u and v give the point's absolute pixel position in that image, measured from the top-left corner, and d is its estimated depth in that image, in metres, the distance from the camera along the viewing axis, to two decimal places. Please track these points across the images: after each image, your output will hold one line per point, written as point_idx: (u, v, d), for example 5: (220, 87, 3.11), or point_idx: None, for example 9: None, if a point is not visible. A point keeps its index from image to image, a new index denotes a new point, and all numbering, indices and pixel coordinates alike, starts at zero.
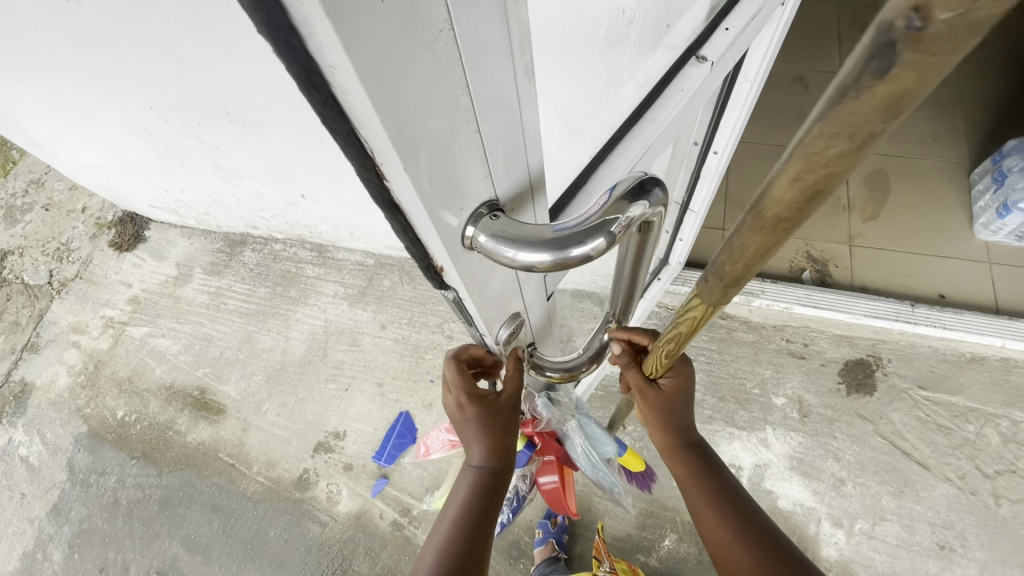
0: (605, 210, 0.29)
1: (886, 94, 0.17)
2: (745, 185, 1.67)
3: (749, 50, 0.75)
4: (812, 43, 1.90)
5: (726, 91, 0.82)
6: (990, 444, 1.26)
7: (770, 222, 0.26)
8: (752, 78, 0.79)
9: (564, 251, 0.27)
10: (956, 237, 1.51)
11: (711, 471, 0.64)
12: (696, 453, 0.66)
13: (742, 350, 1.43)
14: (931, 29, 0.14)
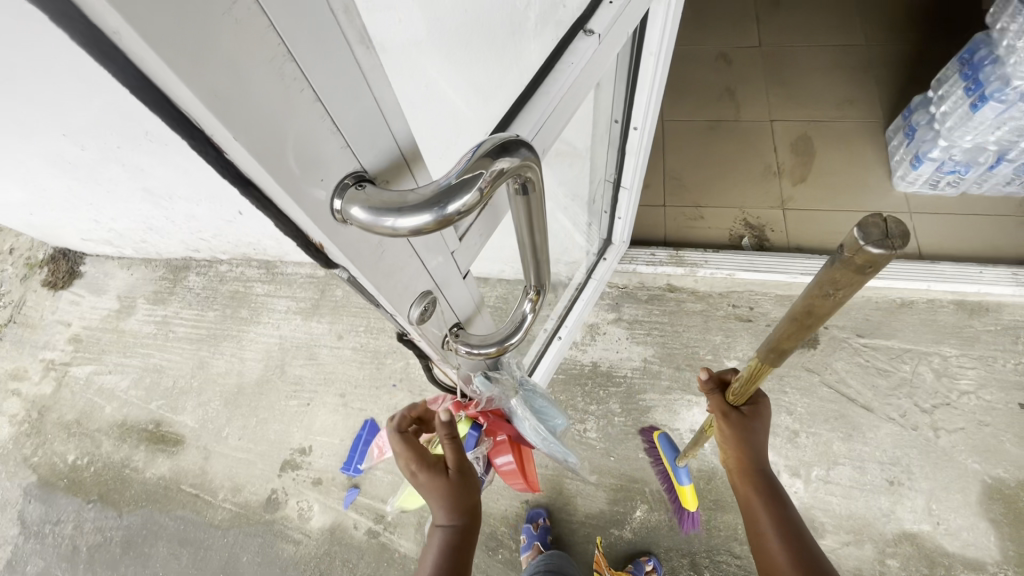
0: (471, 167, 0.30)
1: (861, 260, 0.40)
2: (680, 161, 1.73)
3: (651, 26, 0.78)
4: (731, 20, 1.99)
5: (634, 64, 0.85)
6: (925, 381, 1.34)
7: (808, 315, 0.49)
8: (654, 51, 0.82)
9: (438, 211, 0.28)
10: (878, 191, 1.60)
11: (778, 502, 0.67)
12: (764, 482, 0.68)
13: (692, 320, 1.49)
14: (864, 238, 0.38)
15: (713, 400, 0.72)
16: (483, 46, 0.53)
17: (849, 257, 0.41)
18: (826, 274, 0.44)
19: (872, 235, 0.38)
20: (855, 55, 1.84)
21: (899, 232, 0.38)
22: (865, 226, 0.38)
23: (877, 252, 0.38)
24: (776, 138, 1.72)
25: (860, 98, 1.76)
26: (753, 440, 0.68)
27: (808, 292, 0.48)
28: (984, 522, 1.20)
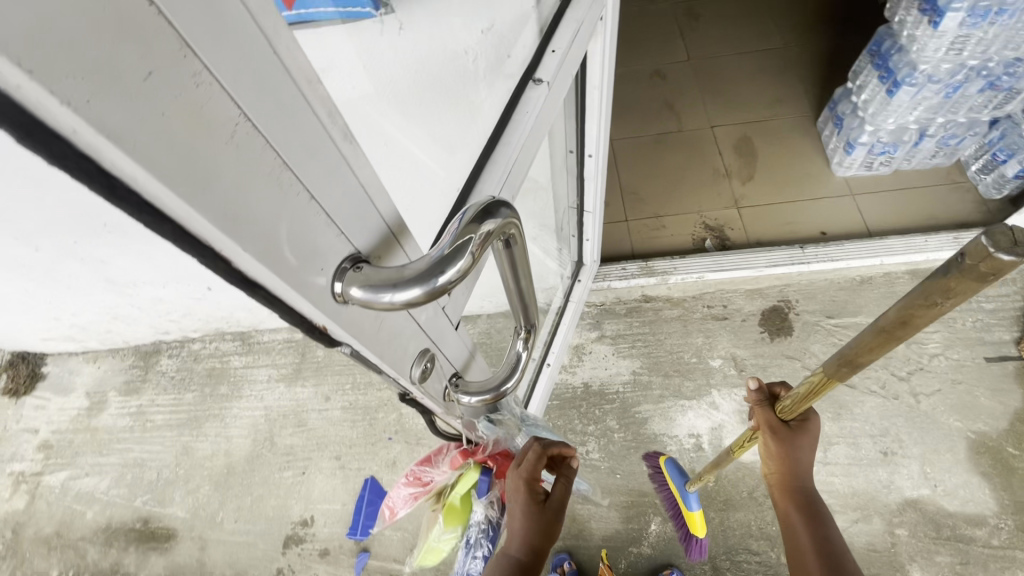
0: (460, 233, 0.32)
1: (991, 268, 0.35)
2: (635, 175, 1.80)
3: (591, 71, 0.84)
4: (658, 39, 2.11)
5: (581, 107, 0.91)
6: (897, 350, 1.41)
7: (901, 324, 0.44)
8: (598, 85, 0.87)
9: (431, 281, 0.30)
10: (819, 178, 1.70)
11: (818, 521, 0.71)
12: (804, 500, 0.73)
13: (672, 326, 1.53)
14: (995, 245, 0.34)
15: (761, 413, 0.72)
16: (440, 107, 0.56)
17: (970, 265, 0.36)
18: (931, 282, 0.39)
19: (1001, 241, 0.34)
20: (776, 57, 1.98)
21: None
22: (991, 233, 0.34)
23: (1007, 260, 0.34)
24: (719, 142, 1.82)
25: (788, 95, 1.88)
26: (798, 459, 0.71)
27: (904, 301, 0.42)
28: (976, 477, 1.25)
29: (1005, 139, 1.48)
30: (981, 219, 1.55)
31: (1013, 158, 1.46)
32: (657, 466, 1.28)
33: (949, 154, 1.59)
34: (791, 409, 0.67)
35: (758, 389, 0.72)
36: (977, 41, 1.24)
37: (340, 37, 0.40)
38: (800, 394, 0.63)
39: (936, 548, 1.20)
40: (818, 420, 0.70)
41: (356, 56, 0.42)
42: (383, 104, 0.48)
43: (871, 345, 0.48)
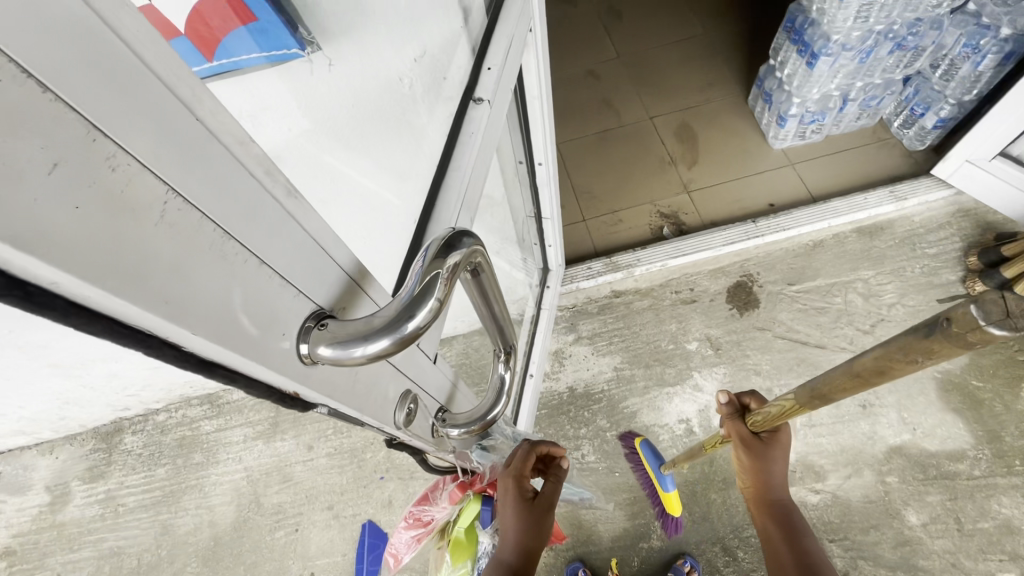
0: (424, 273, 0.31)
1: (978, 339, 0.35)
2: (586, 175, 1.83)
3: (530, 83, 0.85)
4: (586, 41, 2.15)
5: (525, 120, 0.92)
6: (858, 306, 1.46)
7: (878, 374, 0.44)
8: (537, 95, 0.87)
9: (400, 330, 0.29)
10: (759, 153, 1.76)
11: (795, 534, 0.74)
12: (781, 514, 0.76)
13: (645, 317, 1.54)
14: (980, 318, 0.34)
15: (733, 426, 0.75)
16: (386, 136, 0.55)
17: (955, 331, 0.36)
18: (911, 339, 0.39)
19: (992, 314, 0.33)
20: (700, 44, 2.05)
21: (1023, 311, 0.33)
22: (982, 303, 0.33)
23: (997, 334, 0.33)
24: (660, 132, 1.87)
25: (717, 79, 1.95)
26: (770, 470, 0.74)
27: (881, 351, 0.42)
28: (949, 414, 1.31)
29: (920, 94, 1.57)
30: (911, 170, 1.63)
31: (930, 110, 1.56)
32: (632, 447, 1.32)
33: (873, 114, 1.68)
34: (760, 423, 0.70)
35: (728, 403, 0.76)
36: (880, 7, 1.32)
37: (272, 80, 0.39)
38: (770, 413, 0.66)
39: (925, 488, 1.24)
40: (788, 432, 0.74)
41: (291, 97, 0.41)
42: (326, 141, 0.46)
43: (842, 386, 0.48)
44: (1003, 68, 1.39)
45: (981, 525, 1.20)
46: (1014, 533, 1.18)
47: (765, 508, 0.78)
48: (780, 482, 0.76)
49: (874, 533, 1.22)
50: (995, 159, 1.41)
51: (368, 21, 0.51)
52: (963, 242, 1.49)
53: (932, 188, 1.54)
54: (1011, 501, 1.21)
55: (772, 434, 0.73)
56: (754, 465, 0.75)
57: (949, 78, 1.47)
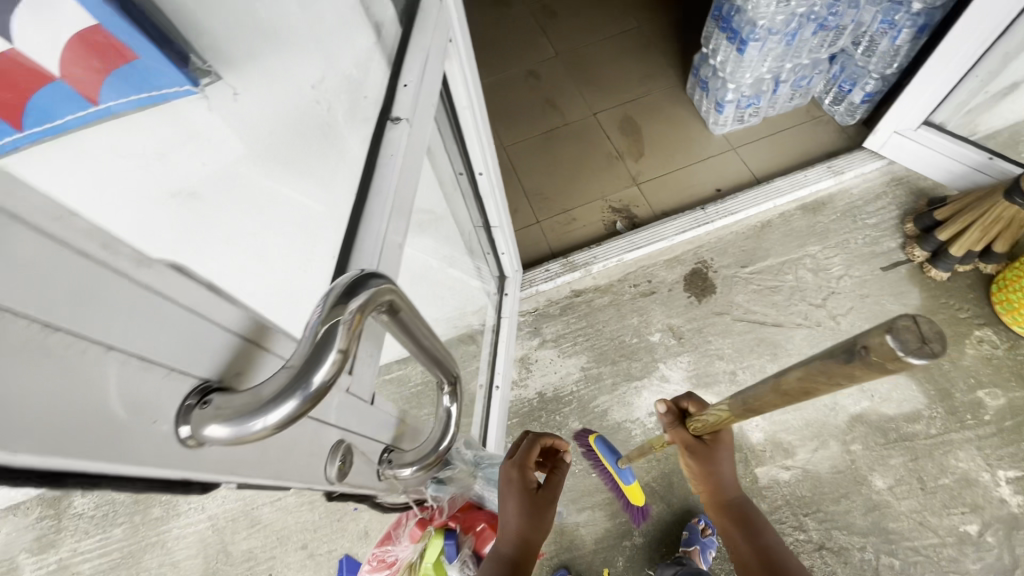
0: (325, 318, 0.30)
1: (895, 365, 0.36)
2: (535, 176, 1.82)
3: (458, 92, 0.83)
4: (524, 41, 2.14)
5: (457, 129, 0.90)
6: (808, 281, 1.50)
7: (804, 391, 0.45)
8: (467, 105, 0.85)
9: (307, 383, 0.27)
10: (701, 140, 1.79)
11: (753, 529, 0.76)
12: (738, 514, 0.78)
13: (607, 314, 1.54)
14: (891, 345, 0.35)
15: (676, 432, 0.76)
16: (302, 160, 0.58)
17: (871, 357, 0.37)
18: (833, 363, 0.40)
19: (909, 343, 0.34)
20: (636, 37, 2.07)
21: (932, 338, 0.34)
22: (898, 332, 0.34)
23: (915, 362, 0.34)
24: (604, 127, 1.87)
25: (655, 70, 1.97)
26: (719, 470, 0.75)
27: (806, 371, 0.43)
28: (903, 377, 1.35)
29: (846, 71, 1.63)
30: (845, 144, 1.69)
31: (856, 86, 1.62)
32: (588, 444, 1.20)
33: (804, 94, 1.73)
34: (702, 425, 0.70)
35: (668, 411, 0.77)
36: None
37: (160, 119, 0.41)
38: (707, 418, 0.67)
39: (887, 452, 1.28)
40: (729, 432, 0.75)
41: (184, 133, 0.43)
42: (234, 176, 0.49)
43: (773, 401, 0.49)
44: (919, 40, 1.45)
45: (942, 481, 1.24)
46: (972, 485, 1.23)
47: (722, 511, 0.79)
48: (730, 481, 0.77)
49: (844, 502, 1.25)
50: (920, 128, 1.47)
51: (271, 48, 0.52)
52: (899, 210, 1.55)
53: (866, 160, 1.60)
54: (966, 454, 1.26)
55: (716, 437, 0.75)
56: (702, 467, 0.75)
57: (871, 54, 1.53)
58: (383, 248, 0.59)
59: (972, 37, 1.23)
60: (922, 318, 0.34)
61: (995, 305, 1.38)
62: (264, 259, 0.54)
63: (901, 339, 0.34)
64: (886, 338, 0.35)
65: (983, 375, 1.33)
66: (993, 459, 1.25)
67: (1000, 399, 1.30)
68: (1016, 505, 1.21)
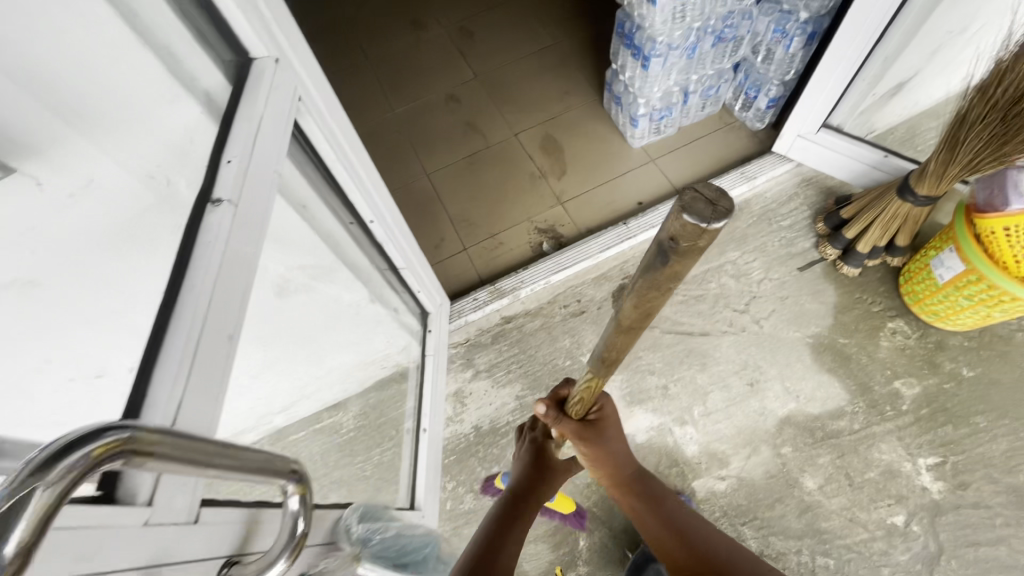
0: (13, 484, 0.28)
1: (706, 234, 0.41)
2: (459, 202, 1.79)
3: (321, 149, 0.77)
4: (442, 64, 2.13)
5: (331, 183, 0.84)
6: (731, 287, 1.53)
7: (648, 301, 0.52)
8: (336, 158, 0.80)
9: None
10: (622, 154, 1.80)
11: (655, 505, 0.91)
12: (643, 491, 0.93)
13: (538, 338, 1.53)
14: (689, 219, 0.40)
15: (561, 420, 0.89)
16: (141, 239, 0.56)
17: (682, 239, 0.42)
18: (661, 262, 0.46)
19: (704, 212, 0.40)
20: (552, 53, 2.08)
21: (718, 195, 0.41)
22: (691, 206, 0.40)
23: (717, 225, 0.40)
24: (526, 147, 1.87)
25: (573, 87, 1.98)
26: (610, 450, 0.91)
27: (644, 281, 0.49)
28: (825, 375, 1.39)
29: (750, 78, 1.67)
30: (757, 149, 1.73)
31: (761, 92, 1.66)
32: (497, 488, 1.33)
33: (714, 102, 1.76)
34: (581, 403, 0.83)
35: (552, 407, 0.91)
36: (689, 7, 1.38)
37: None
38: (584, 392, 0.80)
39: (815, 451, 1.31)
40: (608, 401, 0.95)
41: None
42: (64, 257, 0.49)
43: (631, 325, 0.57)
44: (811, 46, 1.49)
45: (868, 475, 1.27)
46: (896, 476, 1.27)
47: (629, 491, 0.94)
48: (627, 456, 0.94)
49: (779, 507, 1.26)
50: (820, 131, 1.52)
51: (89, 132, 0.53)
52: (809, 210, 1.59)
53: (776, 164, 1.64)
54: (888, 446, 1.30)
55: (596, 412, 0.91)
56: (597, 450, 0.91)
57: (769, 62, 1.57)
58: (196, 352, 0.49)
59: (852, 43, 1.27)
60: (701, 186, 0.40)
61: (904, 297, 1.43)
62: (137, 332, 0.53)
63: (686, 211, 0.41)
64: (682, 220, 0.41)
65: (899, 366, 1.37)
66: (913, 448, 1.29)
67: (916, 388, 1.34)
68: (937, 492, 1.24)
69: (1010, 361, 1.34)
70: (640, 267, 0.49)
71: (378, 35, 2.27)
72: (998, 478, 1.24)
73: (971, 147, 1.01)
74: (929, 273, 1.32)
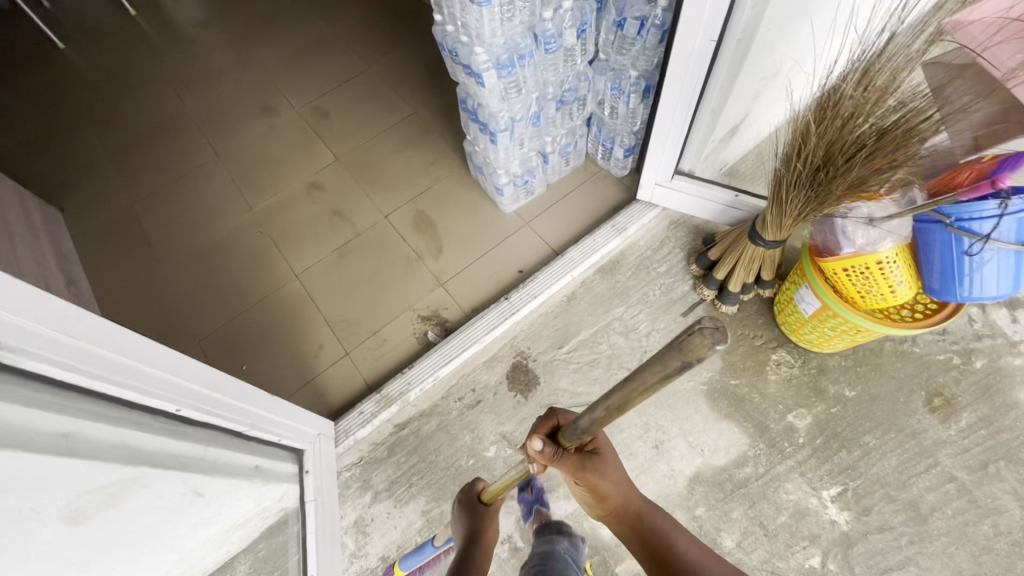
0: None
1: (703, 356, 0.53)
2: (334, 301, 1.66)
3: (76, 381, 0.65)
4: (299, 150, 2.01)
5: (110, 399, 0.72)
6: (621, 346, 1.50)
7: (654, 384, 0.59)
8: (89, 379, 0.66)
9: None
10: (495, 221, 1.75)
11: (652, 536, 0.92)
12: (639, 524, 0.94)
13: (437, 440, 1.42)
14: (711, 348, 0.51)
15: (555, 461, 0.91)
16: None
17: (688, 356, 0.53)
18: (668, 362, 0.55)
19: (715, 338, 0.50)
20: (413, 123, 2.01)
21: (714, 323, 0.51)
22: (705, 334, 0.50)
23: (719, 345, 0.51)
24: (398, 229, 1.78)
25: (438, 156, 1.92)
26: (608, 484, 0.93)
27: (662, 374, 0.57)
28: (724, 422, 1.38)
29: (603, 130, 1.67)
30: (625, 196, 1.74)
31: (616, 143, 1.67)
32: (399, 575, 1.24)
33: (576, 155, 1.76)
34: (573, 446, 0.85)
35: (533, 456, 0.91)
36: (520, 84, 1.36)
37: None
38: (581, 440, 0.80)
39: (727, 506, 1.29)
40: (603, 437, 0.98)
41: None
42: None
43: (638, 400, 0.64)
44: (648, 99, 1.52)
45: (780, 520, 1.27)
46: (806, 515, 1.27)
47: (626, 523, 0.95)
48: (627, 484, 0.97)
49: None
50: (674, 178, 1.54)
51: None
52: (682, 253, 1.61)
53: (643, 212, 1.65)
54: (794, 485, 1.30)
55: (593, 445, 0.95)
56: (595, 482, 0.93)
57: (615, 116, 1.59)
58: None
59: (675, 105, 1.30)
60: (704, 319, 0.50)
61: (781, 327, 1.46)
62: None
63: (704, 341, 0.50)
64: (707, 343, 0.51)
65: (789, 399, 1.39)
66: (816, 482, 1.30)
67: (807, 419, 1.36)
68: (845, 523, 1.25)
69: (884, 373, 1.39)
70: (654, 360, 0.56)
71: (227, 127, 2.12)
72: (895, 495, 1.27)
73: (795, 204, 1.05)
74: (795, 306, 1.34)
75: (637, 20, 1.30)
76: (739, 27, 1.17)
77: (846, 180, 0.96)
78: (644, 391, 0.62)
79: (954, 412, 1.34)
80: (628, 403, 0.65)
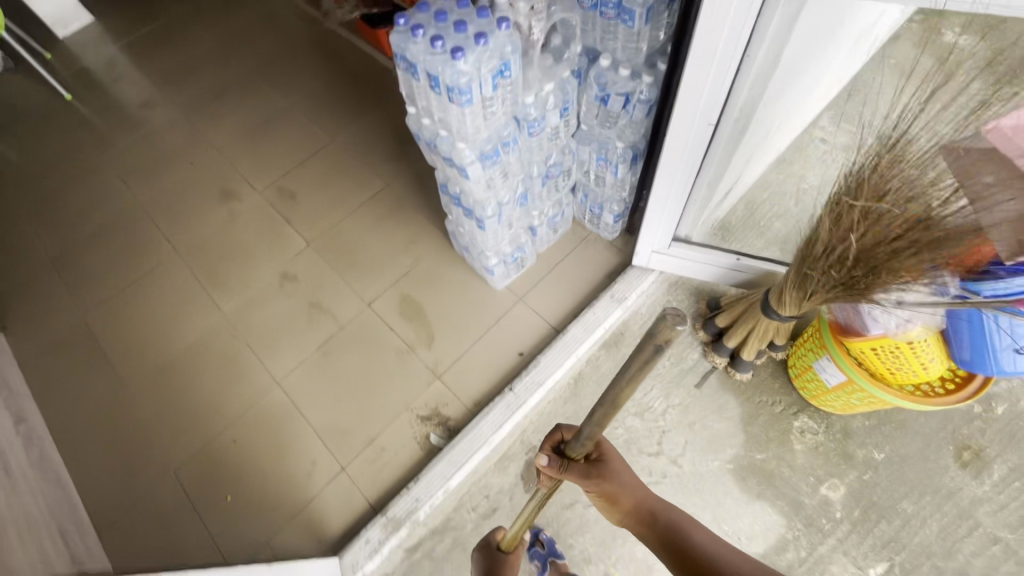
0: None
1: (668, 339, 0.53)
2: (322, 408, 1.53)
3: None
4: (266, 237, 1.87)
5: None
6: (639, 428, 1.41)
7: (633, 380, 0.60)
8: None
9: None
10: (487, 300, 1.66)
11: (676, 536, 0.86)
12: (660, 525, 0.88)
13: (455, 559, 1.30)
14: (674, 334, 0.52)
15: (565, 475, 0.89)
16: None
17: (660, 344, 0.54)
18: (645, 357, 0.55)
19: (676, 320, 0.52)
20: (387, 197, 1.91)
21: (676, 311, 0.52)
22: (669, 319, 0.51)
23: (681, 326, 0.52)
24: (384, 317, 1.66)
25: (418, 232, 1.82)
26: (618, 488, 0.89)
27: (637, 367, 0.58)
28: (757, 503, 1.31)
29: (590, 197, 1.60)
30: (619, 261, 1.67)
31: (605, 209, 1.60)
32: None
33: (564, 222, 1.68)
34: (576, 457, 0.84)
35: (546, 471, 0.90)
36: (504, 170, 1.27)
37: None
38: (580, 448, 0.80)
39: None
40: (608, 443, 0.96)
41: None
42: None
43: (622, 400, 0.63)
44: (637, 167, 1.45)
45: None
46: None
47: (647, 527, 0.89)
48: (640, 483, 0.92)
49: None
50: (672, 246, 1.48)
51: None
52: (686, 318, 1.55)
53: (641, 278, 1.58)
54: (839, 566, 1.23)
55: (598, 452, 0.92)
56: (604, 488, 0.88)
57: (602, 184, 1.52)
58: None
59: (673, 178, 1.24)
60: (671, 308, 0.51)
61: (799, 390, 1.40)
62: None
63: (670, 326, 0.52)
64: (674, 326, 0.52)
65: (819, 469, 1.33)
66: (861, 560, 1.23)
67: (841, 490, 1.31)
68: None
69: (908, 430, 1.35)
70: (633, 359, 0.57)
71: (184, 217, 1.96)
72: (942, 566, 1.22)
73: (832, 299, 1.02)
74: (815, 375, 1.29)
75: (622, 96, 1.25)
76: (737, 106, 1.12)
77: (882, 283, 0.92)
78: (631, 383, 0.60)
79: (985, 465, 1.30)
80: (617, 404, 0.65)
